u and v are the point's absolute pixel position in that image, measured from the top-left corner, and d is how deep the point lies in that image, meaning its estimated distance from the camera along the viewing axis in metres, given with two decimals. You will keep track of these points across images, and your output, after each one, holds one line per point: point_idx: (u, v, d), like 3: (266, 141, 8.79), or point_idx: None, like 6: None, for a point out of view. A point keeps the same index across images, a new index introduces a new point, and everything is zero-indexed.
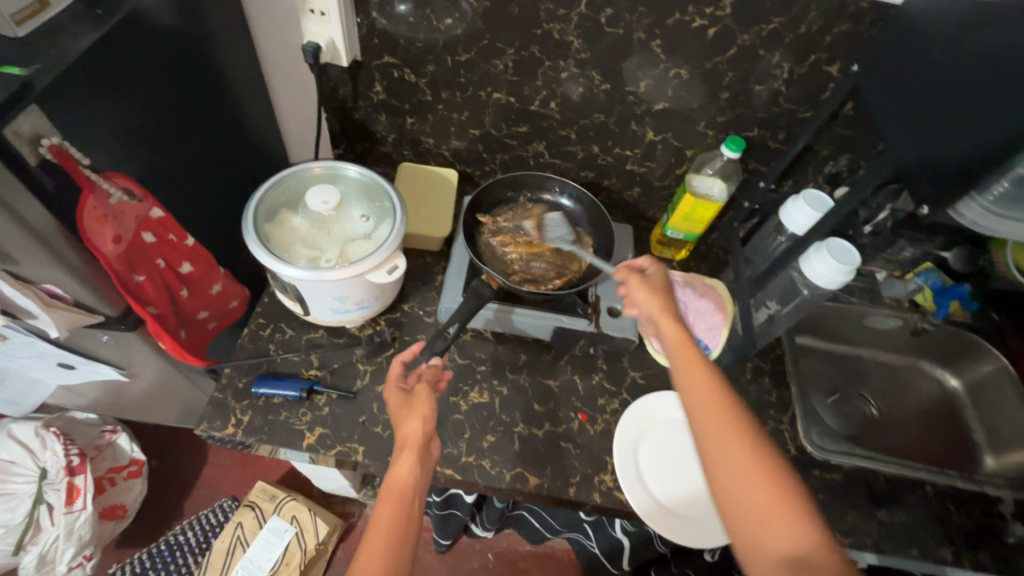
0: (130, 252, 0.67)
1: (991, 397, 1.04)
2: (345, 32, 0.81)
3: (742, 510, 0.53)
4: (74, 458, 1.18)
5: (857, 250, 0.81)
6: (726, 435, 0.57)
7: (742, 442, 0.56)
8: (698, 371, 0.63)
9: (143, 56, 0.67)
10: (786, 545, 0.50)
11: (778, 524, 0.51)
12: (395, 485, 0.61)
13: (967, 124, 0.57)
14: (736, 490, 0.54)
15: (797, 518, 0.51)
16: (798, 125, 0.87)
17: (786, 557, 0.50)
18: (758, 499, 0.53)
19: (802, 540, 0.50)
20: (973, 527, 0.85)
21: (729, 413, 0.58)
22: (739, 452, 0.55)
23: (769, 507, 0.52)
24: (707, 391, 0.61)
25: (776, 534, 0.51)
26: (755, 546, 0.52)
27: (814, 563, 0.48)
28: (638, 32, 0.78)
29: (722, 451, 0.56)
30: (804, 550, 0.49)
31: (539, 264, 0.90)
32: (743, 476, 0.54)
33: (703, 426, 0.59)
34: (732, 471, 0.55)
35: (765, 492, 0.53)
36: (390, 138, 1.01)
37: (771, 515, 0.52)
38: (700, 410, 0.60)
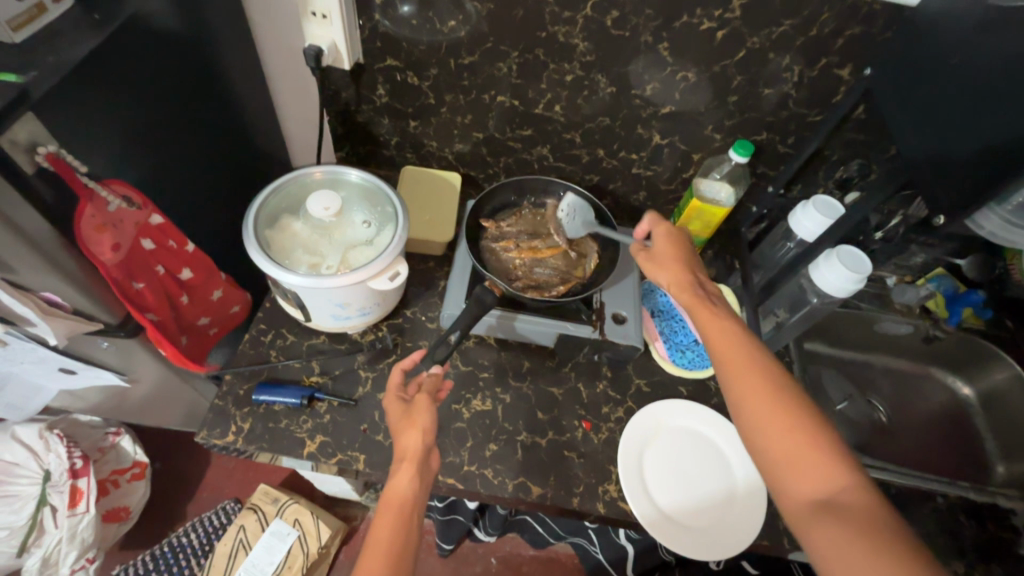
0: (129, 260, 0.67)
1: (1005, 406, 1.02)
2: (346, 35, 0.80)
3: (772, 455, 0.55)
4: (77, 461, 1.17)
5: (868, 256, 0.79)
6: (755, 385, 0.59)
7: (770, 391, 0.58)
8: (717, 330, 0.64)
9: (143, 61, 0.66)
10: (817, 486, 0.52)
11: (808, 466, 0.53)
12: (394, 499, 0.61)
13: (985, 132, 0.55)
14: (765, 437, 0.56)
15: (828, 460, 0.53)
16: (807, 129, 0.85)
17: (817, 499, 0.51)
18: (788, 443, 0.54)
19: (832, 481, 0.52)
20: (985, 540, 0.84)
21: (757, 365, 0.60)
22: (768, 399, 0.57)
23: (798, 451, 0.54)
24: (734, 345, 0.63)
25: (807, 476, 0.53)
26: (786, 489, 0.54)
27: (844, 504, 0.50)
28: (645, 34, 0.76)
29: (751, 400, 0.58)
30: (833, 491, 0.51)
31: (542, 270, 0.89)
32: (773, 422, 0.56)
33: (731, 378, 0.61)
34: (760, 419, 0.57)
35: (795, 437, 0.54)
36: (392, 141, 1.00)
37: (802, 458, 0.53)
38: (728, 363, 0.62)
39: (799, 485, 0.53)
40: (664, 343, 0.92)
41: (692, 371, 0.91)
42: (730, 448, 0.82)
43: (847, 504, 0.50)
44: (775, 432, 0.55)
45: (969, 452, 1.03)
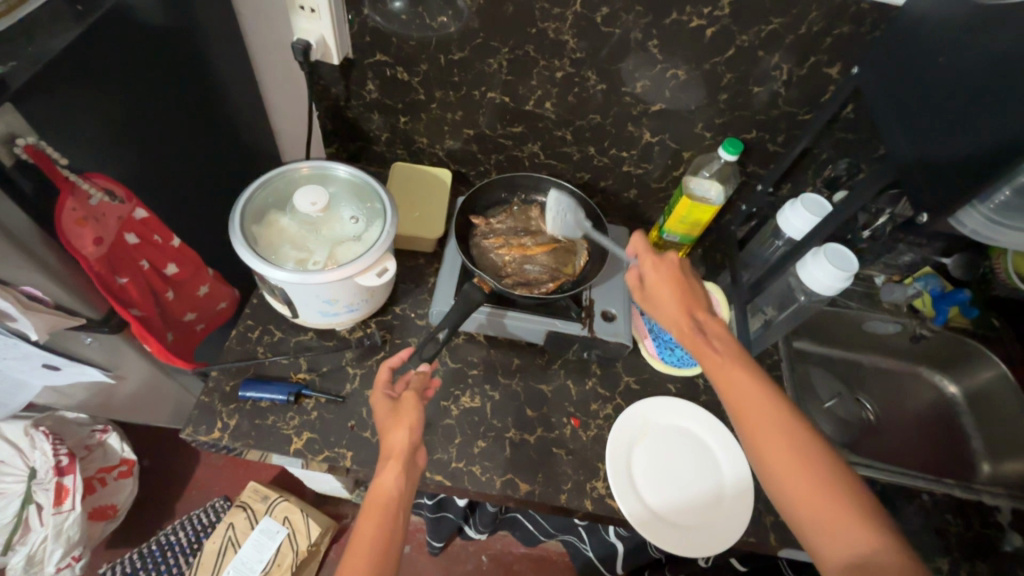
0: (112, 254, 0.66)
1: (990, 405, 1.04)
2: (336, 30, 0.79)
3: (801, 513, 0.54)
4: (63, 458, 1.15)
5: (854, 254, 0.79)
6: (775, 438, 0.57)
7: (792, 444, 0.57)
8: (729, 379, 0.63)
9: (127, 53, 0.66)
10: (850, 547, 0.51)
11: (838, 525, 0.52)
12: (380, 497, 0.60)
13: (970, 130, 0.55)
14: (792, 493, 0.55)
15: (857, 518, 0.52)
16: (797, 127, 0.86)
17: (851, 559, 0.50)
18: (817, 501, 0.54)
19: (865, 540, 0.51)
20: (971, 538, 0.84)
21: (775, 414, 0.59)
22: (792, 453, 0.56)
23: (827, 509, 0.53)
24: (751, 392, 0.61)
25: (839, 535, 0.52)
26: (818, 547, 0.53)
27: (879, 565, 0.49)
28: (635, 32, 0.76)
29: (773, 454, 0.57)
30: (867, 549, 0.50)
31: (533, 267, 0.88)
32: (798, 478, 0.55)
33: (750, 429, 0.59)
34: (785, 475, 0.56)
35: (822, 495, 0.54)
36: (383, 137, 1.00)
37: (832, 517, 0.53)
38: (745, 413, 0.60)
39: (831, 545, 0.52)
40: (653, 340, 0.93)
41: (681, 368, 0.91)
42: (719, 445, 0.82)
43: (883, 565, 0.49)
44: (802, 490, 0.54)
45: (956, 451, 1.03)
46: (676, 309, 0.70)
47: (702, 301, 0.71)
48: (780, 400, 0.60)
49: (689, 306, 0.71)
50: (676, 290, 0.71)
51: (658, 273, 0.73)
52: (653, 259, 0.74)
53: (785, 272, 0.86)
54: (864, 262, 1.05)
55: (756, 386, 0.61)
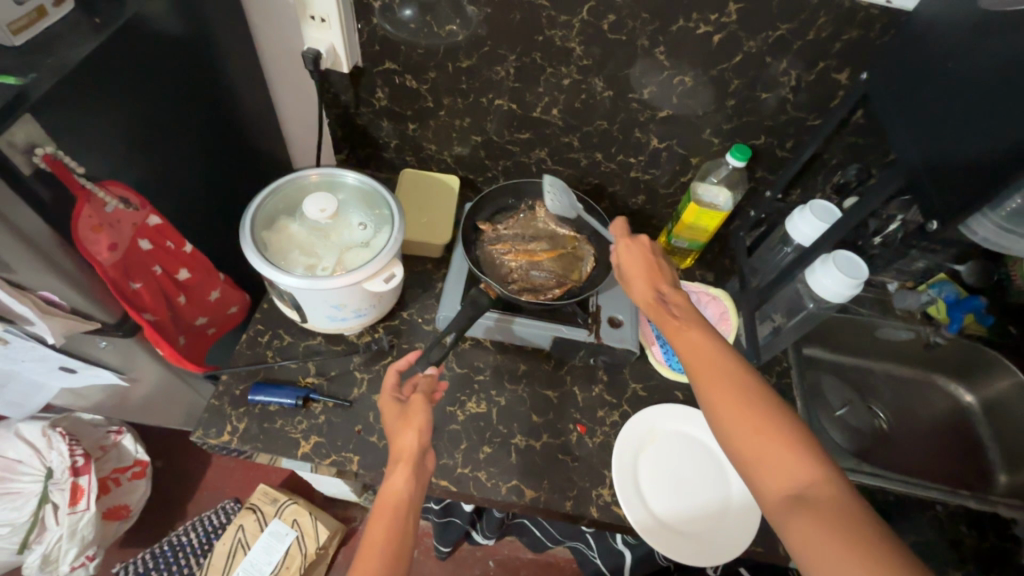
0: (127, 260, 0.68)
1: (1007, 414, 1.01)
2: (345, 38, 0.81)
3: (743, 452, 0.54)
4: (79, 459, 1.18)
5: (865, 261, 0.79)
6: (723, 382, 0.57)
7: (739, 388, 0.57)
8: (683, 335, 0.63)
9: (143, 63, 0.67)
10: (791, 483, 0.50)
11: (780, 461, 0.51)
12: (390, 499, 0.61)
13: (982, 135, 0.55)
14: (736, 432, 0.54)
15: (798, 453, 0.51)
16: (806, 133, 0.85)
17: (792, 495, 0.50)
18: (759, 439, 0.53)
19: (806, 477, 0.50)
20: (986, 550, 0.82)
21: (725, 363, 0.59)
22: (735, 394, 0.56)
23: (769, 446, 0.52)
24: (701, 343, 0.62)
25: (780, 471, 0.51)
26: (761, 485, 0.52)
27: (817, 498, 0.49)
28: (642, 39, 0.76)
29: (720, 397, 0.57)
30: (805, 486, 0.50)
31: (539, 272, 0.89)
32: (743, 419, 0.54)
33: (699, 376, 0.59)
34: (730, 416, 0.55)
35: (765, 433, 0.53)
36: (392, 144, 1.01)
37: (774, 453, 0.52)
38: (696, 362, 0.60)
39: (773, 481, 0.51)
40: (660, 347, 0.92)
41: (688, 376, 0.90)
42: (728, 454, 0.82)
43: (821, 498, 0.48)
44: (746, 428, 0.54)
45: (971, 461, 1.02)
46: (639, 277, 0.72)
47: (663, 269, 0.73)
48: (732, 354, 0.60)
49: (651, 274, 0.72)
50: (640, 261, 0.74)
51: (630, 252, 0.76)
52: (625, 240, 0.76)
53: (794, 279, 0.85)
54: (877, 268, 1.04)
55: (707, 338, 0.62)
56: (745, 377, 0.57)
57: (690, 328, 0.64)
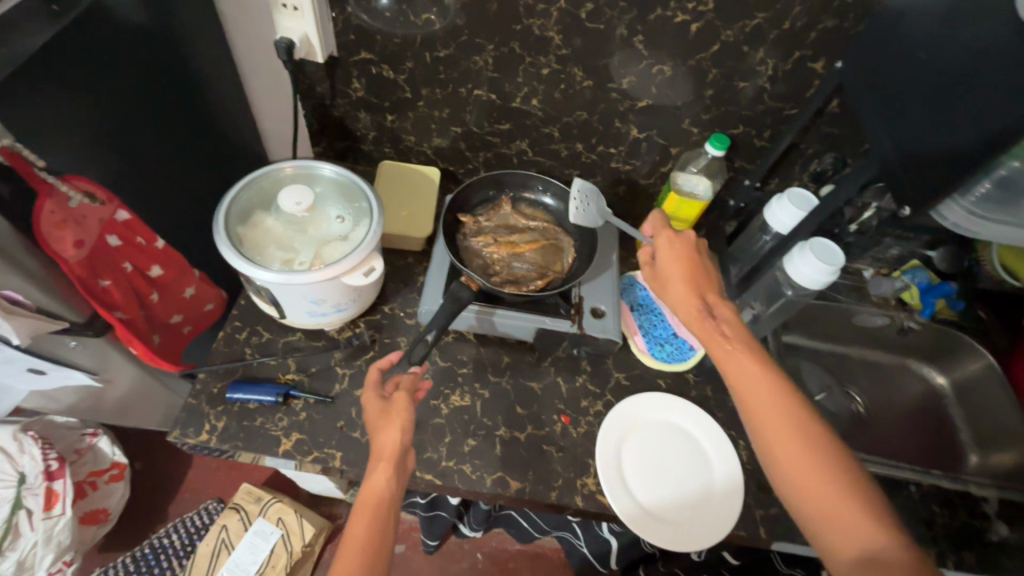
0: (93, 257, 0.66)
1: (976, 397, 1.05)
2: (319, 27, 0.79)
3: (810, 505, 0.55)
4: (53, 463, 1.15)
5: (842, 251, 0.77)
6: (787, 431, 0.58)
7: (802, 436, 0.58)
8: (742, 365, 0.63)
9: (106, 53, 0.65)
10: (860, 544, 0.53)
11: (846, 520, 0.54)
12: (371, 499, 0.60)
13: (949, 122, 0.56)
14: (800, 485, 0.56)
15: (868, 514, 0.53)
16: (782, 122, 0.86)
17: (862, 556, 0.52)
18: (826, 496, 0.55)
19: (873, 537, 0.52)
20: (957, 528, 0.85)
21: (787, 408, 0.60)
22: (802, 441, 0.58)
23: (837, 504, 0.54)
24: (759, 383, 0.62)
25: (847, 529, 0.53)
26: (828, 538, 0.54)
27: (888, 560, 0.51)
28: (620, 28, 0.76)
29: (786, 448, 0.58)
30: (877, 547, 0.52)
31: (520, 264, 0.89)
32: (809, 471, 0.56)
33: (757, 422, 0.60)
34: (796, 469, 0.57)
35: (832, 489, 0.55)
36: (370, 136, 0.99)
37: (841, 511, 0.54)
38: (755, 405, 0.61)
39: (841, 539, 0.53)
40: (643, 336, 0.93)
41: (671, 365, 0.91)
42: (708, 438, 0.83)
43: (892, 562, 0.51)
44: (811, 481, 0.56)
45: (944, 442, 1.05)
46: (682, 290, 0.71)
47: (708, 287, 0.72)
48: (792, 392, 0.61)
49: (699, 290, 0.71)
50: (684, 274, 0.72)
51: (671, 262, 0.74)
52: (668, 242, 0.75)
53: (772, 266, 0.85)
54: (852, 256, 1.06)
55: (766, 379, 0.62)
56: (808, 425, 0.59)
57: (751, 359, 0.63)
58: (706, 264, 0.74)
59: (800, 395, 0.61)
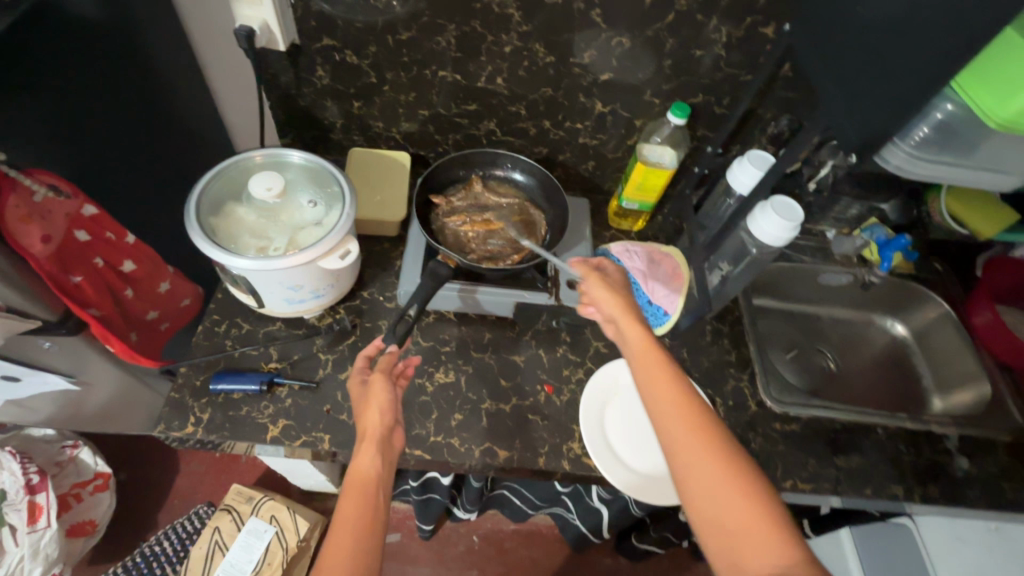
0: (63, 253, 0.65)
1: (936, 342, 1.10)
2: (278, 14, 0.78)
3: (718, 525, 0.53)
4: (34, 476, 1.14)
5: (800, 205, 0.81)
6: (702, 444, 0.57)
7: (713, 449, 0.57)
8: (660, 378, 0.64)
9: (55, 47, 0.64)
10: (771, 560, 0.50)
11: (757, 536, 0.51)
12: (357, 478, 0.61)
13: (887, 73, 0.59)
14: (711, 500, 0.54)
15: (777, 532, 0.52)
16: (739, 89, 0.89)
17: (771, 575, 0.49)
18: (739, 510, 0.53)
19: (783, 553, 0.50)
20: (923, 465, 0.90)
21: (701, 421, 0.59)
22: (711, 455, 0.56)
23: (747, 518, 0.52)
24: (675, 399, 0.62)
25: (758, 547, 0.51)
26: (736, 558, 0.51)
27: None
28: (577, 2, 0.77)
29: (694, 461, 0.56)
30: (785, 565, 0.49)
31: (495, 240, 0.90)
32: (717, 483, 0.55)
33: (669, 434, 0.59)
34: (709, 481, 0.55)
35: (743, 503, 0.53)
36: (338, 124, 0.99)
37: (751, 526, 0.52)
38: (671, 418, 0.60)
39: (749, 556, 0.51)
40: None
41: None
42: None
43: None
44: (723, 496, 0.54)
45: (910, 387, 1.10)
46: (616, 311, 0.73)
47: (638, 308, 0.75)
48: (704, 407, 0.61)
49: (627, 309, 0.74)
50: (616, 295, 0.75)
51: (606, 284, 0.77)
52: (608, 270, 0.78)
53: (738, 228, 0.88)
54: (814, 216, 1.10)
55: (683, 394, 0.62)
56: (720, 437, 0.58)
57: (670, 372, 0.65)
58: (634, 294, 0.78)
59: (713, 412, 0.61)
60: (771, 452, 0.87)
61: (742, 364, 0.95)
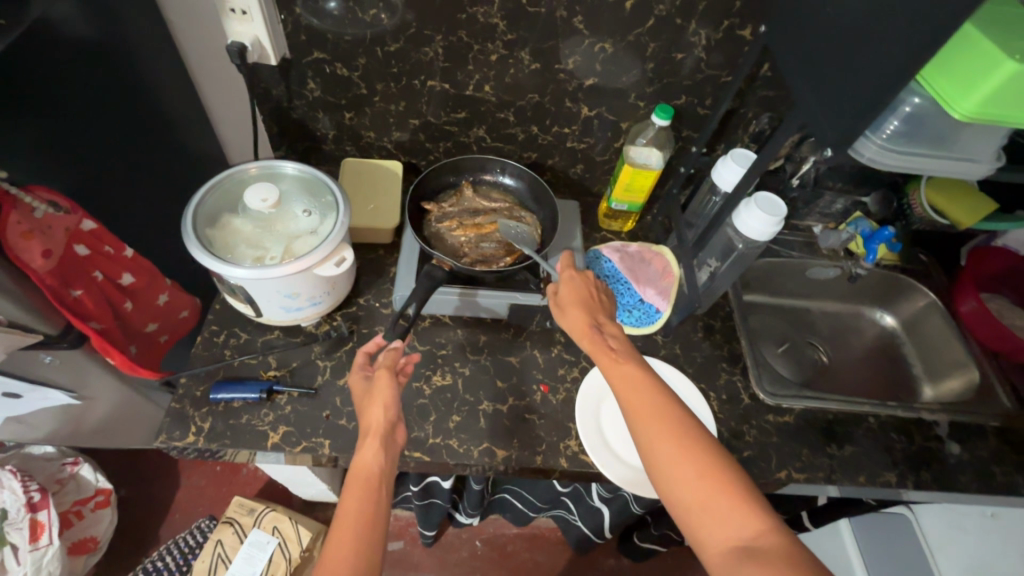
0: (63, 267, 0.66)
1: (924, 330, 1.12)
2: (269, 30, 0.80)
3: (687, 507, 0.57)
4: (35, 494, 1.14)
5: (782, 199, 0.83)
6: (664, 434, 0.60)
7: (678, 435, 0.60)
8: (623, 374, 0.67)
9: (51, 67, 0.66)
10: (738, 534, 0.54)
11: (721, 512, 0.55)
12: (360, 474, 0.62)
13: (855, 69, 0.61)
14: (679, 485, 0.57)
15: (744, 506, 0.55)
16: (721, 89, 0.91)
17: (738, 546, 0.53)
18: (703, 491, 0.56)
19: (748, 526, 0.54)
20: (914, 451, 0.91)
21: (663, 412, 0.62)
22: (677, 440, 0.60)
23: (711, 498, 0.56)
24: (638, 395, 0.64)
25: (724, 522, 0.55)
26: (705, 535, 0.55)
27: (763, 547, 0.52)
28: (559, 10, 0.80)
29: (661, 450, 0.60)
30: (751, 536, 0.53)
31: (488, 244, 0.92)
32: (684, 467, 0.58)
33: (637, 426, 0.62)
34: (674, 468, 0.58)
35: (706, 485, 0.56)
36: (331, 135, 1.01)
37: (718, 504, 0.56)
38: (636, 414, 0.63)
39: (717, 532, 0.55)
40: None
41: (640, 328, 0.95)
42: (680, 390, 0.89)
43: (765, 550, 0.52)
44: (690, 479, 0.57)
45: (900, 377, 1.12)
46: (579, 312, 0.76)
47: (600, 308, 0.78)
48: (667, 396, 0.64)
49: (590, 310, 0.77)
50: (580, 295, 0.78)
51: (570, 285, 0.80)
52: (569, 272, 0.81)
53: (724, 224, 0.90)
54: (800, 212, 1.12)
55: (648, 388, 0.65)
56: (684, 424, 0.61)
57: (633, 367, 0.68)
58: (600, 292, 0.80)
59: (677, 401, 0.64)
60: (765, 443, 0.88)
61: (734, 358, 0.97)
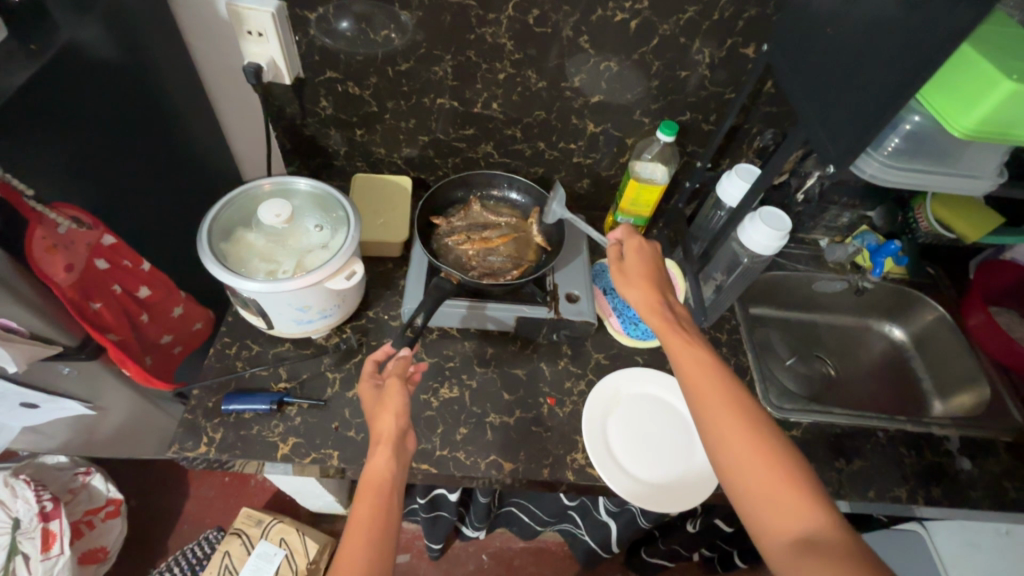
0: (83, 280, 0.68)
1: (933, 344, 1.12)
2: (285, 51, 0.83)
3: (752, 495, 0.57)
4: (48, 503, 1.15)
5: (787, 214, 0.84)
6: (734, 421, 0.61)
7: (748, 425, 0.61)
8: (695, 360, 0.68)
9: (78, 89, 0.69)
10: (801, 525, 0.54)
11: (786, 501, 0.56)
12: (373, 480, 0.63)
13: (855, 88, 0.62)
14: (744, 474, 0.58)
15: (808, 501, 0.55)
16: (725, 106, 0.93)
17: (799, 537, 0.54)
18: (768, 481, 0.57)
19: (811, 519, 0.54)
20: (924, 466, 0.90)
21: (734, 401, 0.63)
22: (745, 429, 0.60)
23: (777, 490, 0.56)
24: (707, 380, 0.65)
25: (786, 511, 0.55)
26: (767, 523, 0.56)
27: (824, 540, 0.52)
28: (566, 30, 0.82)
29: (728, 436, 0.61)
30: (812, 528, 0.54)
31: (495, 257, 0.94)
32: (751, 456, 0.59)
33: (706, 411, 0.63)
34: (740, 456, 0.59)
35: (774, 476, 0.57)
36: (342, 151, 1.03)
37: (783, 496, 0.56)
38: (706, 401, 0.64)
39: (779, 521, 0.55)
40: (617, 317, 0.98)
41: (645, 341, 0.96)
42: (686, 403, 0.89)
43: (828, 542, 0.52)
44: (756, 469, 0.58)
45: (910, 391, 1.11)
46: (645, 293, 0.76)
47: (666, 290, 0.78)
48: (737, 387, 0.65)
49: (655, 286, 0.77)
50: (645, 271, 0.78)
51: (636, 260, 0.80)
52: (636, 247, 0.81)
53: (729, 238, 0.91)
54: (805, 226, 1.13)
55: (719, 376, 0.66)
56: (754, 416, 0.62)
57: (705, 354, 0.68)
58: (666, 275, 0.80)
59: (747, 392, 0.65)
60: None
61: (741, 372, 0.97)
